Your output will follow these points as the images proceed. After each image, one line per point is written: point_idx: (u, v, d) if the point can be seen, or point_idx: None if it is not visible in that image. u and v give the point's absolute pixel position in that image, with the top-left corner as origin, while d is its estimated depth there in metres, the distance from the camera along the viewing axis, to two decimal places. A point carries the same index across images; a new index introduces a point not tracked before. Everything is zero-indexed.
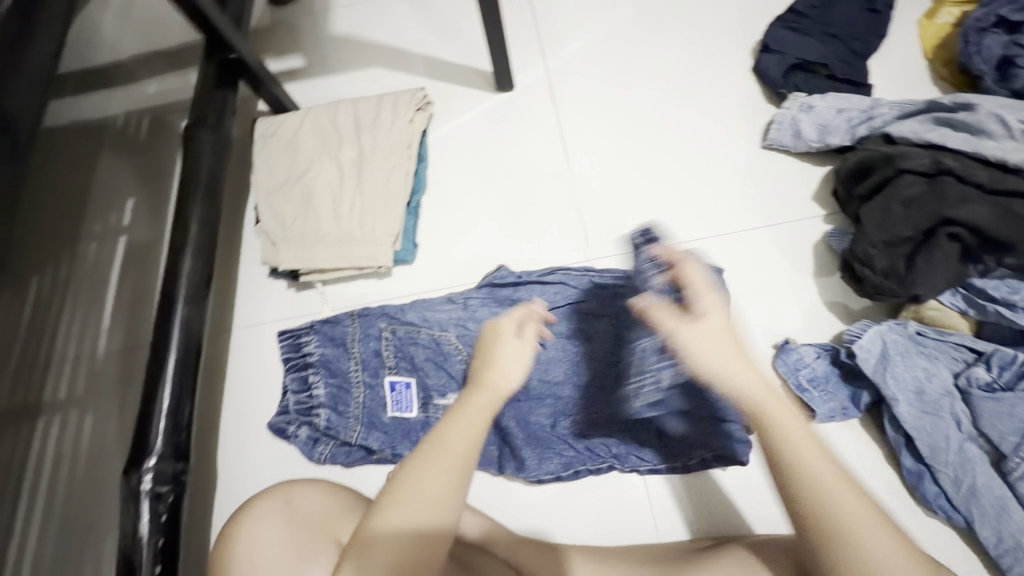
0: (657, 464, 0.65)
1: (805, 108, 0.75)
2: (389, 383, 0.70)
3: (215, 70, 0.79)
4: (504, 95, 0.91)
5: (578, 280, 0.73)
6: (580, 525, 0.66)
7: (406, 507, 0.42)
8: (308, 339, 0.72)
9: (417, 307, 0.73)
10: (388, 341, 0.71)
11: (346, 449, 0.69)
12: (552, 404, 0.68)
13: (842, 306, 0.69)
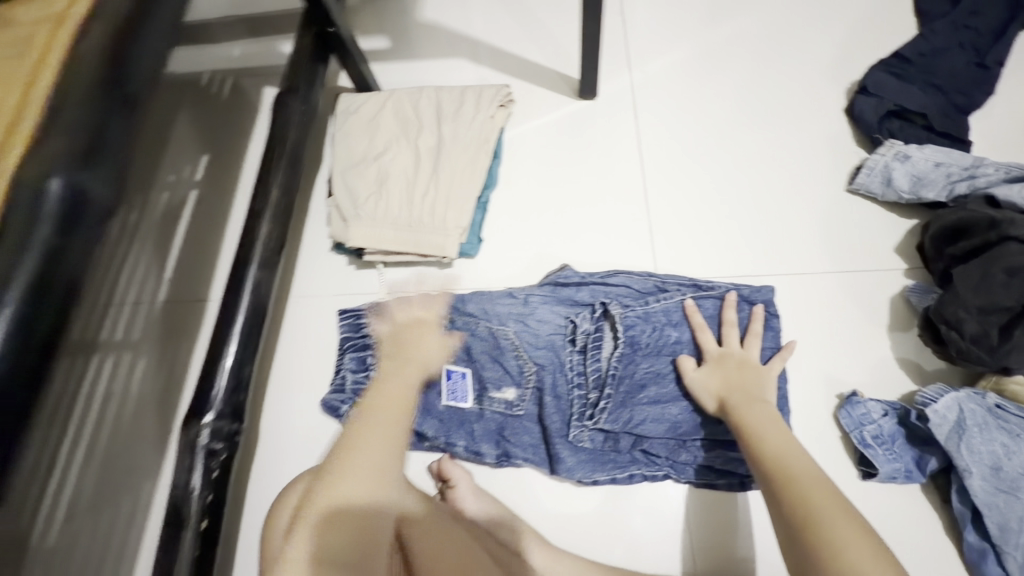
0: (714, 479, 0.65)
1: (901, 157, 0.73)
2: (445, 371, 0.70)
3: (311, 42, 0.79)
4: (585, 103, 0.90)
5: (641, 283, 0.72)
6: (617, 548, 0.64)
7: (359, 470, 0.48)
8: (369, 321, 0.72)
9: (477, 298, 0.73)
10: (446, 331, 0.71)
11: None
12: (611, 410, 0.66)
13: (915, 365, 0.67)
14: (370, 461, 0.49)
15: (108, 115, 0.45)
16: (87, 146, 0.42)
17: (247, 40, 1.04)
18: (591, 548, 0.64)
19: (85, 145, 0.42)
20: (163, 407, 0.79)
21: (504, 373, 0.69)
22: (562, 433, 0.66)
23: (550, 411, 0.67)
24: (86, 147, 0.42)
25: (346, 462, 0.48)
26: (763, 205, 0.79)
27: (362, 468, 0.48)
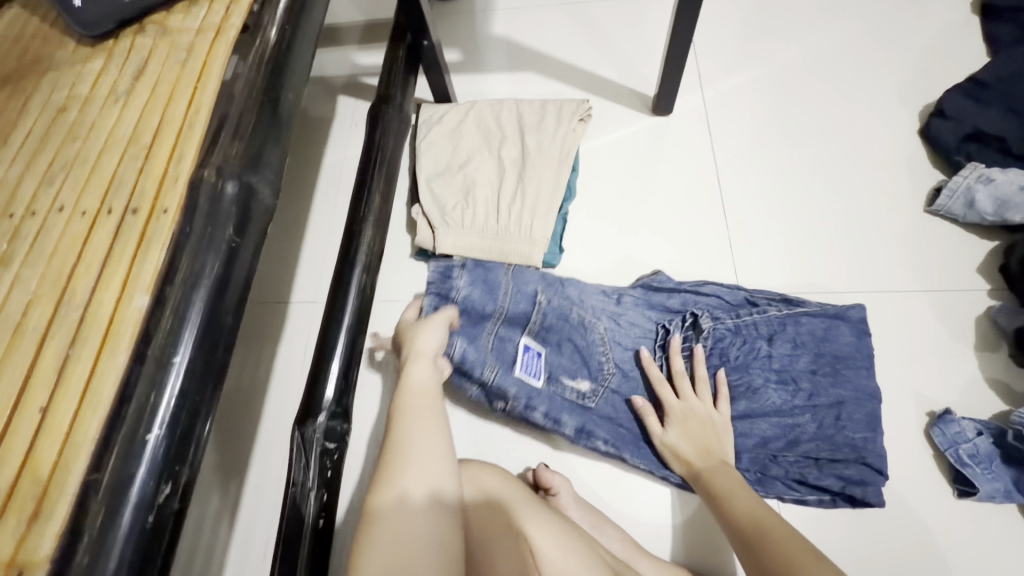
0: (805, 495, 0.63)
1: (984, 179, 0.74)
2: (524, 344, 0.70)
3: (405, 54, 0.81)
4: (659, 118, 0.92)
5: (732, 294, 0.74)
6: (713, 558, 0.64)
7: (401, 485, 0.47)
8: (461, 275, 0.71)
9: (574, 285, 0.75)
10: (540, 308, 0.72)
11: (476, 387, 0.68)
12: None
13: (1004, 384, 0.68)
14: (411, 475, 0.48)
15: (266, 122, 0.47)
16: (255, 152, 0.45)
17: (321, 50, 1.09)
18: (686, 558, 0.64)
19: (248, 149, 0.45)
20: (246, 406, 0.80)
21: (580, 365, 0.71)
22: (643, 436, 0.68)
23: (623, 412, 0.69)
24: (249, 150, 0.45)
25: (389, 471, 0.48)
26: (842, 223, 0.80)
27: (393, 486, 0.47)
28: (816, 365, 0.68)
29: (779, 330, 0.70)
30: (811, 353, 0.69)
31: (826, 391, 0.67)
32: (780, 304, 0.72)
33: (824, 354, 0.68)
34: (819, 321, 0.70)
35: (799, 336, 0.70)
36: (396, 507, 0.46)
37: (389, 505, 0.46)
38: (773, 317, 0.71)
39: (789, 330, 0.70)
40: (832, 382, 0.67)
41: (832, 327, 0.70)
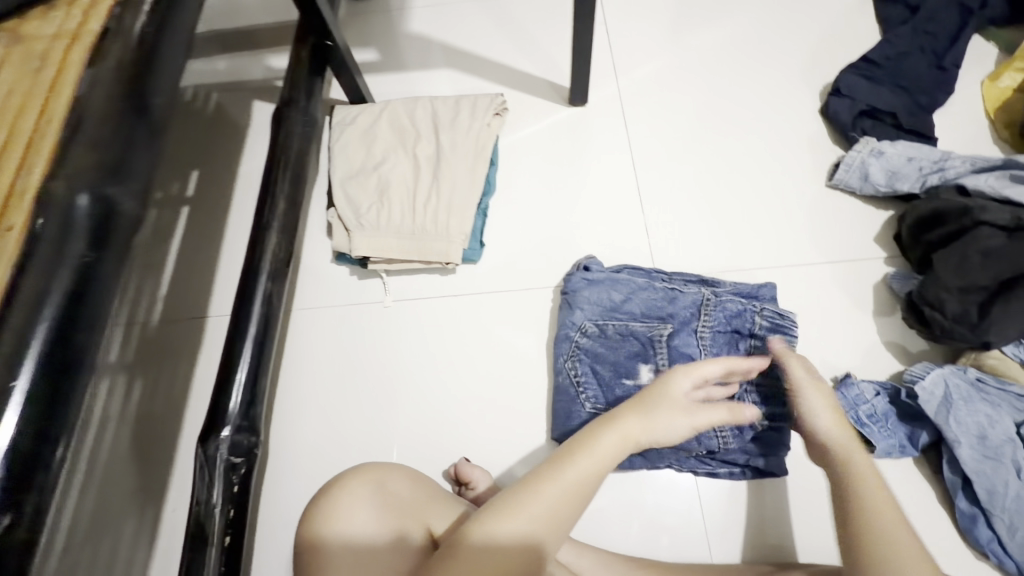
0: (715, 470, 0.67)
1: (876, 153, 0.78)
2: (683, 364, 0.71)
3: (308, 53, 0.80)
4: (575, 109, 0.93)
5: (646, 278, 0.76)
6: (632, 536, 0.66)
7: (524, 519, 0.45)
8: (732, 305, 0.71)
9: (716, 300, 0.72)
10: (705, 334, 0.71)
11: None
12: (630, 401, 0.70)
13: (900, 347, 0.71)
14: (529, 518, 0.45)
15: (131, 124, 0.43)
16: (116, 159, 0.42)
17: (230, 54, 1.05)
18: (604, 541, 0.66)
19: (103, 162, 0.40)
20: (165, 428, 0.78)
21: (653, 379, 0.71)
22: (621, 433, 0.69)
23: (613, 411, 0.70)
24: (104, 165, 0.41)
25: (507, 505, 0.46)
26: (750, 203, 0.83)
27: (519, 516, 0.45)
28: (708, 335, 0.71)
29: (673, 306, 0.73)
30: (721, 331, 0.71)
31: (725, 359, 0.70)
32: (668, 280, 0.76)
33: (711, 323, 0.71)
34: (704, 291, 0.73)
35: (690, 309, 0.73)
36: (513, 534, 0.44)
37: (516, 543, 0.44)
38: (689, 299, 0.73)
39: (680, 307, 0.73)
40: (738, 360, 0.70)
41: (718, 297, 0.72)
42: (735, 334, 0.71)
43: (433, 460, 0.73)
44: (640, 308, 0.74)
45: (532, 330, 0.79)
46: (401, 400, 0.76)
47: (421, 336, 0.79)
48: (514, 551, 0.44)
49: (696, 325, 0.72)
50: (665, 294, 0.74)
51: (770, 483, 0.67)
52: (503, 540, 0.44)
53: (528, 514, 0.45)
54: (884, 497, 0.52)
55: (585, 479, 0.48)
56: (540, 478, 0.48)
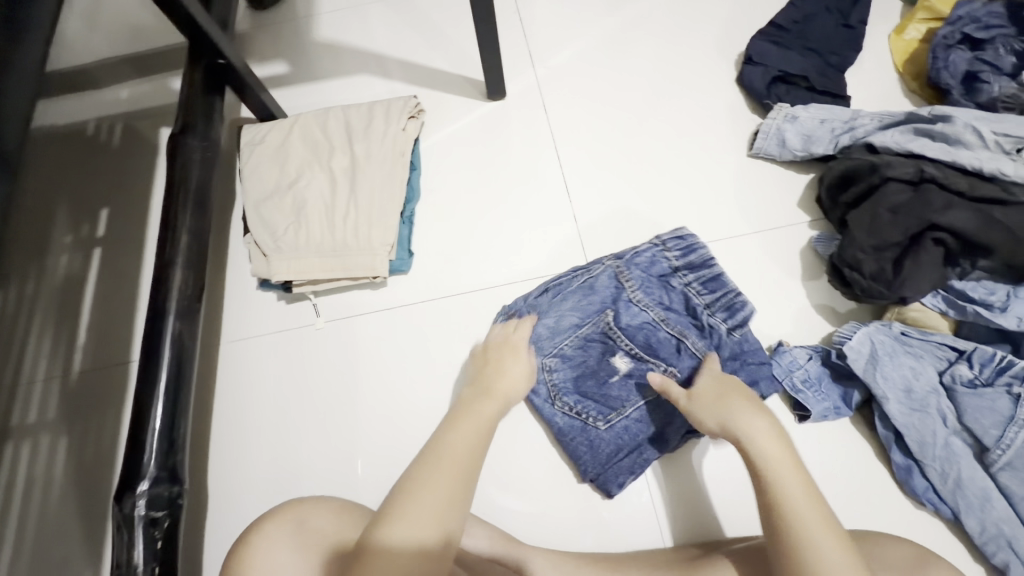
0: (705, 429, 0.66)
1: (789, 118, 0.78)
2: (638, 348, 0.69)
3: (202, 75, 0.75)
4: (495, 103, 0.91)
5: (574, 280, 0.72)
6: (584, 532, 0.66)
7: (413, 518, 0.45)
8: (651, 257, 0.71)
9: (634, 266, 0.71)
10: (647, 307, 0.70)
11: (626, 394, 0.68)
12: (605, 408, 0.68)
13: (829, 308, 0.72)
14: (412, 516, 0.45)
15: None
16: None
17: (135, 79, 0.97)
18: (556, 541, 0.66)
19: None
20: (97, 482, 0.74)
21: (622, 378, 0.69)
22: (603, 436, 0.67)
23: (593, 426, 0.67)
24: None
25: (404, 505, 0.46)
26: (676, 181, 0.82)
27: (418, 510, 0.45)
28: (638, 294, 0.70)
29: (598, 293, 0.71)
30: (659, 295, 0.70)
31: (666, 301, 0.70)
32: (580, 275, 0.72)
33: (633, 280, 0.71)
34: (609, 262, 0.72)
35: (610, 284, 0.71)
36: (411, 535, 0.44)
37: (416, 541, 0.44)
38: (614, 279, 0.71)
39: (602, 291, 0.71)
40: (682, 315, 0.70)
41: (627, 262, 0.72)
42: (658, 275, 0.71)
43: (380, 481, 0.71)
44: (572, 308, 0.71)
45: (469, 335, 0.77)
46: (341, 425, 0.74)
47: (357, 355, 0.77)
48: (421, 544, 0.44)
49: (626, 295, 0.70)
50: (580, 291, 0.71)
51: (715, 459, 0.68)
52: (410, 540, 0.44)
53: (427, 500, 0.46)
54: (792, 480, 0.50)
55: (469, 441, 0.52)
56: (426, 459, 0.50)
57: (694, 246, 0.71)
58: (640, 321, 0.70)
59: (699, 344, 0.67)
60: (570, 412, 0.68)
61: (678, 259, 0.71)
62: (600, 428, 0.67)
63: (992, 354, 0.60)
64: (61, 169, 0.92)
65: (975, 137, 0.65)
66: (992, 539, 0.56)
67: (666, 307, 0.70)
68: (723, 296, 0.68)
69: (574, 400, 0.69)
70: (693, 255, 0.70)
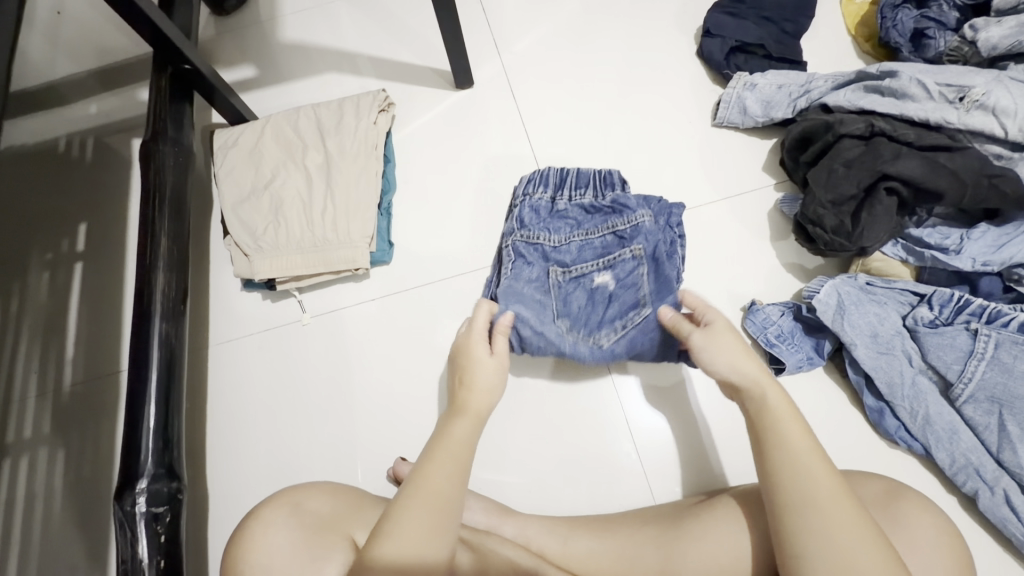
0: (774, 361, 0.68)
1: (749, 86, 0.81)
2: (597, 263, 0.71)
3: (168, 82, 0.76)
4: (463, 92, 0.92)
5: (517, 254, 0.71)
6: (577, 495, 0.68)
7: (405, 524, 0.47)
8: (530, 198, 0.75)
9: (525, 214, 0.74)
10: (572, 236, 0.72)
11: (629, 298, 0.69)
12: (622, 318, 0.68)
13: (798, 266, 0.75)
14: (410, 521, 0.47)
15: None
16: None
17: (104, 93, 0.97)
18: (551, 507, 0.68)
19: None
20: (99, 491, 0.75)
21: (615, 294, 0.69)
22: (635, 332, 0.67)
23: (624, 338, 0.67)
24: None
25: (395, 517, 0.47)
26: (646, 155, 0.84)
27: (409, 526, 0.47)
28: (547, 235, 0.72)
29: (532, 267, 0.71)
30: (573, 221, 0.73)
31: (576, 218, 0.73)
32: (509, 260, 0.71)
33: (540, 233, 0.72)
34: (516, 238, 0.72)
35: (531, 249, 0.72)
36: (406, 544, 0.46)
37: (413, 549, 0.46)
38: (534, 233, 0.72)
39: (531, 261, 0.71)
40: (601, 213, 0.73)
41: (519, 229, 0.73)
42: (546, 213, 0.74)
43: (378, 466, 0.73)
44: (532, 289, 0.70)
45: (454, 320, 0.79)
46: (335, 416, 0.75)
47: (347, 345, 0.79)
48: (412, 560, 0.45)
49: (546, 249, 0.72)
50: (522, 271, 0.71)
51: (698, 419, 0.70)
52: (403, 550, 0.45)
53: (417, 518, 0.47)
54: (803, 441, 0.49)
55: (453, 464, 0.51)
56: (415, 482, 0.50)
57: (553, 174, 0.76)
58: (574, 248, 0.72)
59: (626, 218, 0.71)
60: (620, 343, 0.68)
61: (547, 190, 0.75)
62: (635, 341, 0.67)
63: (950, 295, 0.63)
64: (35, 187, 0.91)
65: (920, 89, 0.68)
66: (961, 469, 0.59)
67: (579, 225, 0.73)
68: (601, 178, 0.75)
69: (611, 338, 0.68)
70: (551, 180, 0.76)
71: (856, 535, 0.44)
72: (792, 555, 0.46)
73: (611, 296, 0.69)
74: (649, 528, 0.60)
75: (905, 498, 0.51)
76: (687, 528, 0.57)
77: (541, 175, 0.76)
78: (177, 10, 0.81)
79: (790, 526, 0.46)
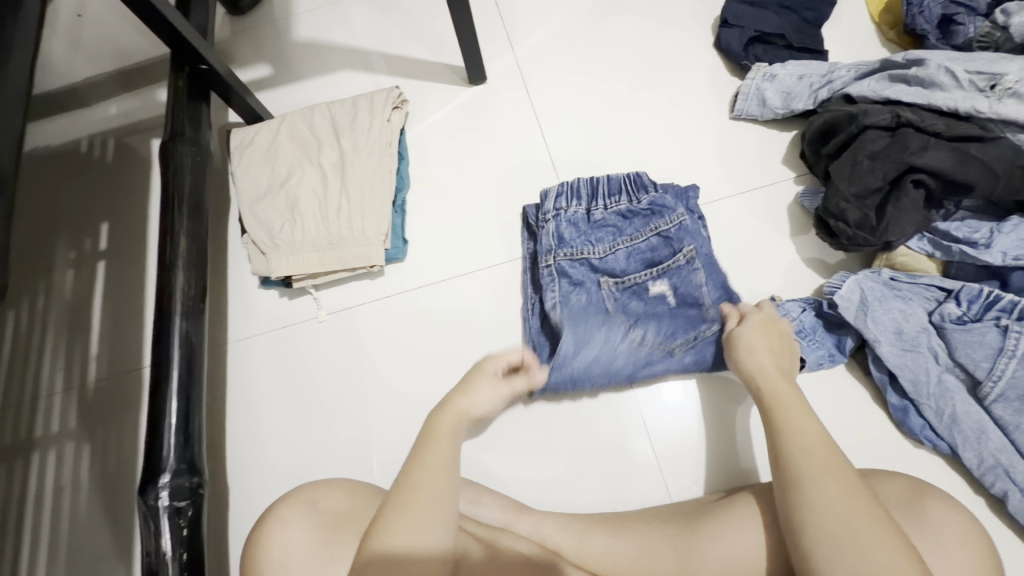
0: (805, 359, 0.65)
1: (769, 77, 0.79)
2: (650, 271, 0.70)
3: (186, 83, 0.77)
4: (477, 88, 0.91)
5: (559, 273, 0.71)
6: (594, 493, 0.68)
7: (400, 521, 0.47)
8: (562, 212, 0.74)
9: (559, 231, 0.73)
10: (618, 247, 0.71)
11: (690, 306, 0.68)
12: (687, 326, 0.67)
13: (820, 261, 0.73)
14: (402, 520, 0.47)
15: None
16: None
17: (124, 95, 0.98)
18: (567, 502, 0.68)
19: None
20: (122, 484, 0.77)
21: (676, 303, 0.68)
22: (701, 339, 0.66)
23: (689, 347, 0.67)
24: None
25: (392, 514, 0.47)
26: (661, 148, 0.83)
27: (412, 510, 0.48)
28: (591, 249, 0.72)
29: (583, 283, 0.71)
30: (615, 231, 0.72)
31: (616, 226, 0.73)
32: (555, 281, 0.71)
33: (583, 248, 0.72)
34: (558, 257, 0.72)
35: (577, 266, 0.71)
36: (400, 541, 0.46)
37: (407, 548, 0.46)
38: (577, 250, 0.72)
39: (580, 278, 0.71)
40: (646, 220, 0.72)
41: (558, 248, 0.72)
42: (584, 225, 0.73)
43: (391, 462, 0.73)
44: (585, 307, 0.69)
45: (469, 316, 0.78)
46: (349, 411, 0.76)
47: (362, 342, 0.79)
48: (414, 547, 0.46)
49: (593, 264, 0.71)
50: (574, 290, 0.70)
51: (715, 416, 0.69)
52: (398, 542, 0.46)
53: (408, 518, 0.47)
54: (807, 431, 0.50)
55: (442, 465, 0.51)
56: (406, 481, 0.50)
57: (583, 184, 0.75)
58: (621, 258, 0.71)
59: (667, 218, 0.71)
60: (688, 352, 0.67)
61: (581, 203, 0.74)
62: (701, 349, 0.66)
63: (979, 291, 0.60)
64: (60, 189, 0.94)
65: (949, 78, 0.65)
66: (989, 469, 0.58)
67: (623, 234, 0.72)
68: (632, 182, 0.74)
69: (682, 340, 0.67)
70: (583, 192, 0.74)
71: (862, 528, 0.43)
72: (798, 533, 0.46)
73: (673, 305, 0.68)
74: (667, 528, 0.59)
75: (931, 498, 0.50)
76: (705, 526, 0.56)
77: (570, 188, 0.75)
78: (193, 10, 0.82)
79: (796, 501, 0.47)
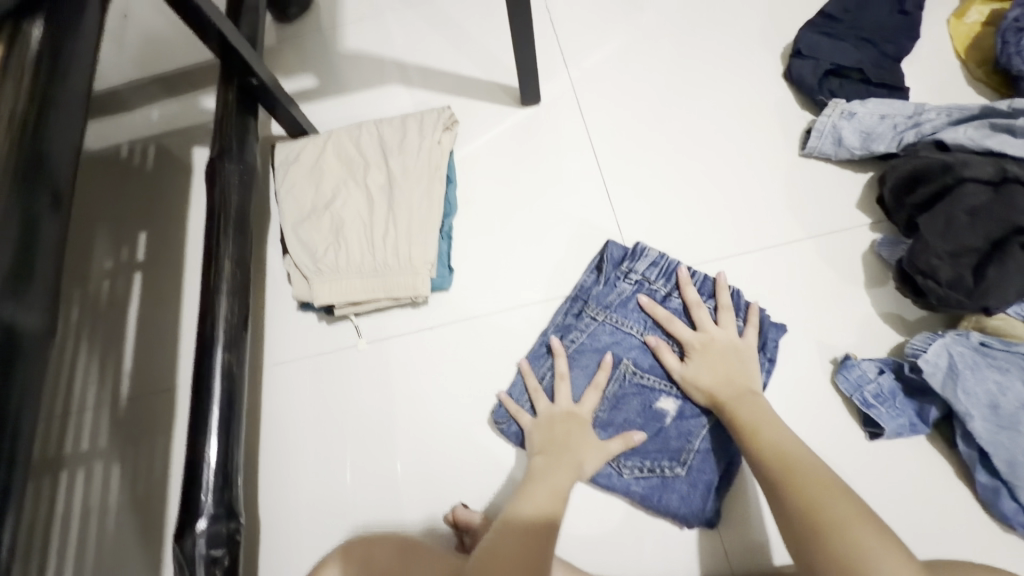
0: (881, 428, 0.62)
1: (847, 115, 0.74)
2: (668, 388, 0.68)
3: (236, 95, 0.74)
4: (529, 110, 0.88)
5: (595, 328, 0.71)
6: (620, 561, 0.64)
7: (528, 504, 0.56)
8: (635, 276, 0.73)
9: (619, 290, 0.73)
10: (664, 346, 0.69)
11: (683, 439, 0.66)
12: (668, 454, 0.66)
13: (897, 316, 0.68)
14: (528, 507, 0.56)
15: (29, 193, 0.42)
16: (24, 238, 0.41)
17: (165, 100, 0.97)
18: (618, 566, 0.64)
19: (20, 246, 0.40)
20: (150, 508, 0.74)
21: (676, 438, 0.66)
22: (666, 467, 0.65)
23: (659, 463, 0.65)
24: (20, 250, 0.40)
25: (526, 495, 0.58)
26: (726, 184, 0.79)
27: (540, 497, 0.58)
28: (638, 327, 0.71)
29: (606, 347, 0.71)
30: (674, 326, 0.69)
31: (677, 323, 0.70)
32: (583, 327, 0.72)
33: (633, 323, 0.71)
34: (603, 312, 0.72)
35: (614, 332, 0.71)
36: (515, 541, 0.52)
37: (514, 543, 0.51)
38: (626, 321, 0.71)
39: (608, 342, 0.71)
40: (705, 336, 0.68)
41: (611, 309, 0.72)
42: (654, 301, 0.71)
43: (428, 506, 0.70)
44: (588, 366, 0.70)
45: (516, 353, 0.75)
46: (385, 448, 0.73)
47: (403, 373, 0.76)
48: (533, 549, 0.51)
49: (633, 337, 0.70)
50: (592, 336, 0.71)
51: (746, 489, 0.66)
52: (523, 524, 0.54)
53: (532, 502, 0.57)
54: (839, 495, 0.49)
55: (564, 463, 0.62)
56: (537, 465, 0.62)
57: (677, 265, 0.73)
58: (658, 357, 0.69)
59: None
60: (642, 473, 0.65)
61: (665, 283, 0.72)
62: (660, 481, 0.65)
63: None
64: (99, 194, 0.92)
65: None
66: None
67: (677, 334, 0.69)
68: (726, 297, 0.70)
69: (638, 462, 0.66)
70: (673, 276, 0.72)
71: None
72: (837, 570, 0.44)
73: (675, 432, 0.66)
74: None
75: None
76: None
77: (667, 263, 0.73)
78: (244, 19, 0.79)
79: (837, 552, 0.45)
